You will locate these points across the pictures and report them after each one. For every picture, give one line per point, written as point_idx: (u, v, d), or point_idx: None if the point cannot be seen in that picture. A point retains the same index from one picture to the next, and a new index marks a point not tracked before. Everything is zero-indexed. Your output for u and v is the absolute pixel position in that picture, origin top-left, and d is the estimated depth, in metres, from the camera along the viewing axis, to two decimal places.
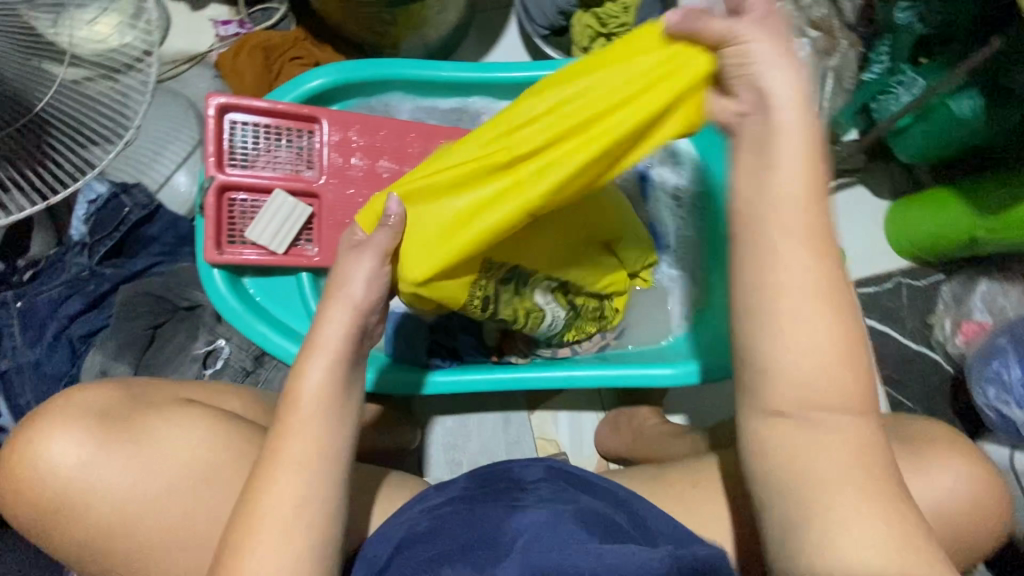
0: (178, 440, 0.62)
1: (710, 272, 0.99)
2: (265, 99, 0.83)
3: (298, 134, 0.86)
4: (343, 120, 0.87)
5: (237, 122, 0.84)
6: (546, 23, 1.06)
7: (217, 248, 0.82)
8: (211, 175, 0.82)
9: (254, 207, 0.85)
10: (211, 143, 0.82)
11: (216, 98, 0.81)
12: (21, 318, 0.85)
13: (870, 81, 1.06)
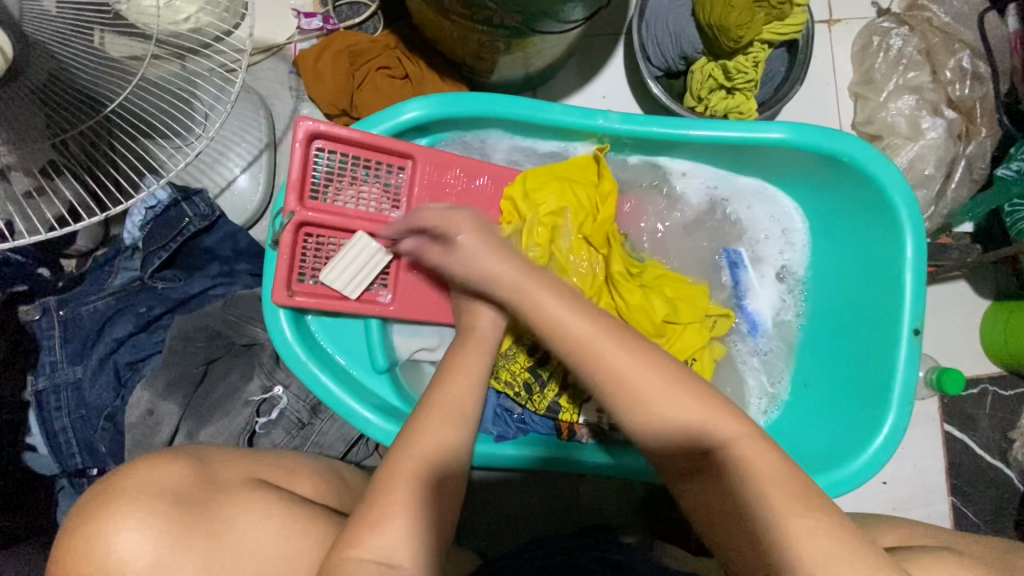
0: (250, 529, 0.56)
1: (806, 361, 0.90)
2: (356, 129, 0.76)
3: (386, 170, 0.80)
4: (437, 161, 0.81)
5: (325, 150, 0.77)
6: (662, 65, 0.96)
7: (288, 288, 0.76)
8: (291, 210, 0.75)
9: (331, 245, 0.79)
10: (296, 171, 0.75)
11: (307, 123, 0.74)
12: (63, 330, 0.78)
13: (1007, 180, 0.96)
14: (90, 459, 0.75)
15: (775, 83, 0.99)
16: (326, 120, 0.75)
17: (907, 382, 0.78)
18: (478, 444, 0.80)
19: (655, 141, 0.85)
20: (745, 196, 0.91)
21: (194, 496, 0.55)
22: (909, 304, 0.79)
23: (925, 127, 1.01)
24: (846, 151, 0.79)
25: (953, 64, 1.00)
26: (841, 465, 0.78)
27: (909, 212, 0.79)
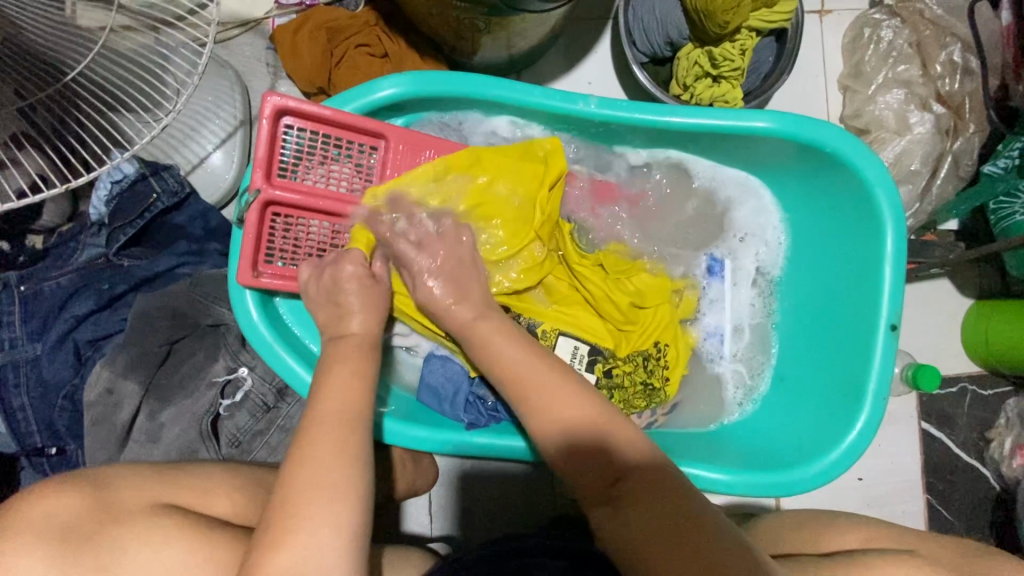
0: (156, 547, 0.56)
1: (785, 358, 0.90)
2: (325, 106, 0.74)
3: (357, 150, 0.79)
4: (411, 142, 0.80)
5: (294, 128, 0.75)
6: (648, 50, 0.94)
7: (254, 269, 0.74)
8: (257, 189, 0.74)
9: (299, 226, 0.78)
10: (262, 148, 0.74)
11: (274, 98, 0.72)
12: (23, 306, 0.76)
13: (993, 177, 0.95)
14: (50, 438, 0.74)
15: (762, 72, 0.97)
16: (296, 96, 0.73)
17: (883, 378, 0.77)
18: (447, 432, 0.79)
19: (636, 127, 0.83)
20: (728, 188, 0.89)
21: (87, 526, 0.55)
22: (884, 299, 0.78)
23: (913, 121, 1.00)
24: (830, 142, 0.77)
25: (944, 58, 0.99)
26: (813, 461, 0.77)
27: (890, 206, 0.77)
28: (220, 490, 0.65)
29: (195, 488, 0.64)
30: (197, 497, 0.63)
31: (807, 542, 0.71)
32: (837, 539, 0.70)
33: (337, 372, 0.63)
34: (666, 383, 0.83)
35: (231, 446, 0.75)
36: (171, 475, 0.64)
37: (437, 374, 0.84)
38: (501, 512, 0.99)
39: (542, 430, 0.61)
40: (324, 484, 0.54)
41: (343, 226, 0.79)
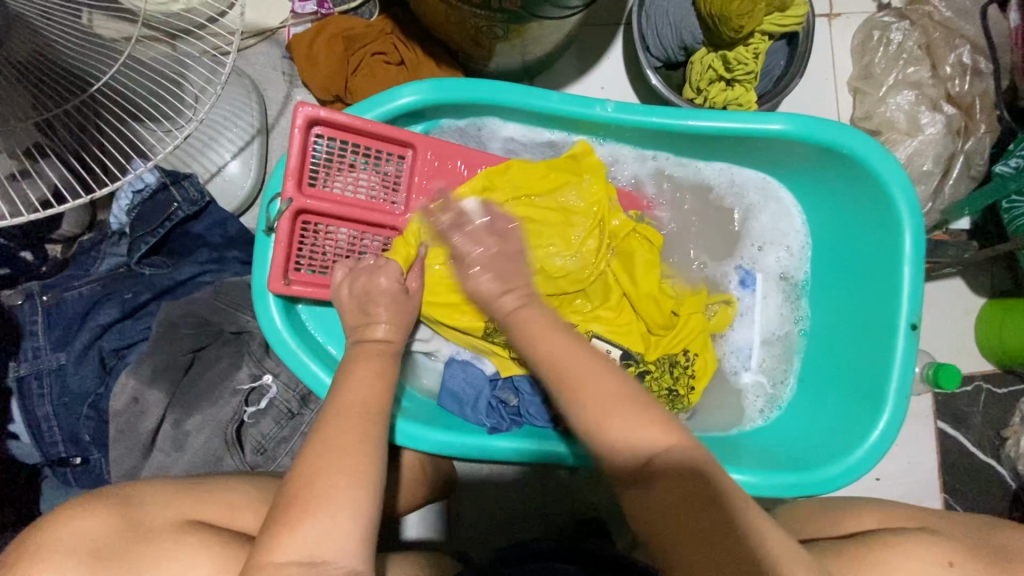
0: (187, 557, 0.56)
1: (804, 360, 0.90)
2: (357, 115, 0.75)
3: (384, 158, 0.80)
4: (438, 152, 0.81)
5: (323, 137, 0.76)
6: (661, 56, 0.95)
7: (284, 277, 0.75)
8: (289, 198, 0.75)
9: (328, 234, 0.79)
10: (295, 156, 0.75)
11: (306, 108, 0.73)
12: (46, 316, 0.76)
13: (1004, 176, 0.94)
14: (73, 448, 0.74)
15: (774, 75, 0.98)
16: (327, 106, 0.74)
17: (903, 377, 0.78)
18: (470, 436, 0.80)
19: (653, 131, 0.84)
20: (745, 190, 0.90)
21: (118, 537, 0.56)
22: (903, 298, 0.79)
23: (925, 122, 1.01)
24: (846, 143, 0.78)
25: (954, 59, 1.00)
26: (836, 460, 0.77)
27: (907, 206, 0.78)
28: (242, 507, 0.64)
29: (221, 495, 0.64)
30: (220, 514, 0.62)
31: (821, 527, 0.71)
32: (857, 521, 0.70)
33: (363, 375, 0.63)
34: (691, 390, 0.83)
35: (256, 453, 0.75)
36: (189, 490, 0.63)
37: (458, 378, 0.85)
38: (517, 520, 1.00)
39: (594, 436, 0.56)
40: (345, 470, 0.55)
41: (372, 232, 0.81)
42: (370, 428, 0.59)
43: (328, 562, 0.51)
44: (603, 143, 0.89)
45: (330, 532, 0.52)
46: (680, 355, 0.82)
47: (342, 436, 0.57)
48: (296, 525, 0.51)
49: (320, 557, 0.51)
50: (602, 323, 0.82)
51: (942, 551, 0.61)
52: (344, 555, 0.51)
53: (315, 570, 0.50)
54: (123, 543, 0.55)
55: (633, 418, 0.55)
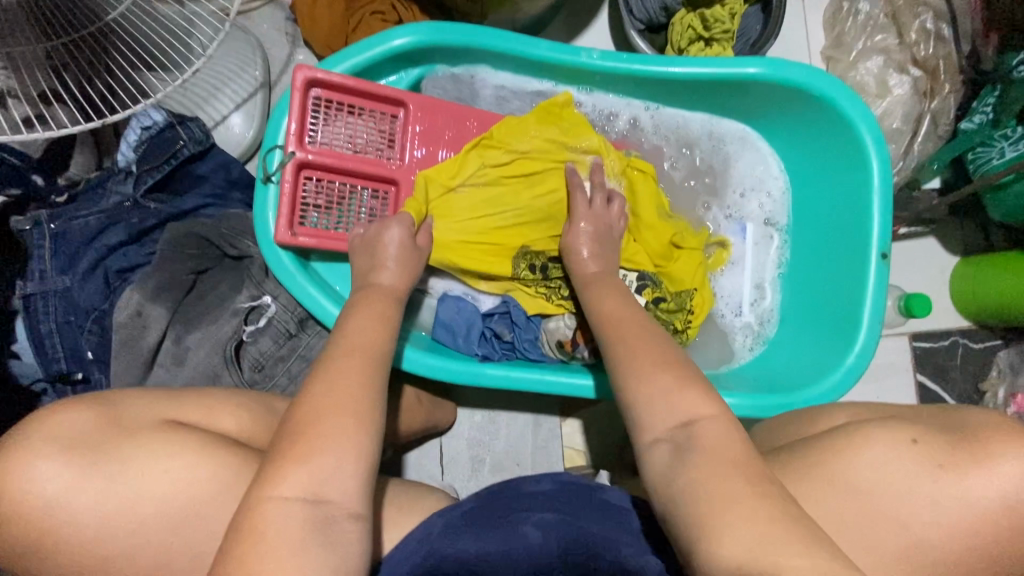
0: (182, 442, 0.58)
1: (787, 299, 0.94)
2: (352, 75, 0.78)
3: (380, 117, 0.83)
4: (430, 109, 0.84)
5: (322, 99, 0.79)
6: (644, 18, 1.01)
7: (290, 227, 0.77)
8: (291, 152, 0.77)
9: (333, 189, 0.81)
10: (294, 117, 0.77)
11: (304, 70, 0.75)
12: (52, 243, 0.77)
13: (969, 130, 1.02)
14: (75, 364, 0.77)
15: (750, 38, 1.04)
16: (323, 69, 0.77)
17: (876, 303, 0.82)
18: (463, 364, 0.83)
19: (636, 79, 0.89)
20: (725, 139, 0.95)
21: (107, 434, 0.57)
22: (874, 230, 0.83)
23: (893, 84, 1.07)
24: (815, 85, 0.83)
25: (918, 26, 1.06)
26: (815, 384, 0.81)
27: (874, 141, 0.83)
28: (227, 408, 0.67)
29: (204, 404, 0.66)
30: (205, 412, 0.64)
31: (796, 430, 0.70)
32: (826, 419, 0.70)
33: (366, 317, 0.66)
34: (688, 327, 0.88)
35: (254, 371, 0.77)
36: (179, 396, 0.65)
37: (451, 311, 0.87)
38: (510, 464, 1.04)
39: (618, 397, 0.59)
40: (349, 411, 0.57)
41: (373, 186, 0.83)
42: (373, 371, 0.61)
43: (329, 502, 0.53)
44: (590, 94, 0.94)
45: (333, 476, 0.54)
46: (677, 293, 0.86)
47: (340, 368, 0.59)
48: (303, 462, 0.53)
49: (325, 497, 0.53)
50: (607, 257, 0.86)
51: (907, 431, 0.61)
52: (348, 497, 0.54)
53: (318, 507, 0.52)
54: (118, 432, 0.57)
55: (661, 393, 0.58)
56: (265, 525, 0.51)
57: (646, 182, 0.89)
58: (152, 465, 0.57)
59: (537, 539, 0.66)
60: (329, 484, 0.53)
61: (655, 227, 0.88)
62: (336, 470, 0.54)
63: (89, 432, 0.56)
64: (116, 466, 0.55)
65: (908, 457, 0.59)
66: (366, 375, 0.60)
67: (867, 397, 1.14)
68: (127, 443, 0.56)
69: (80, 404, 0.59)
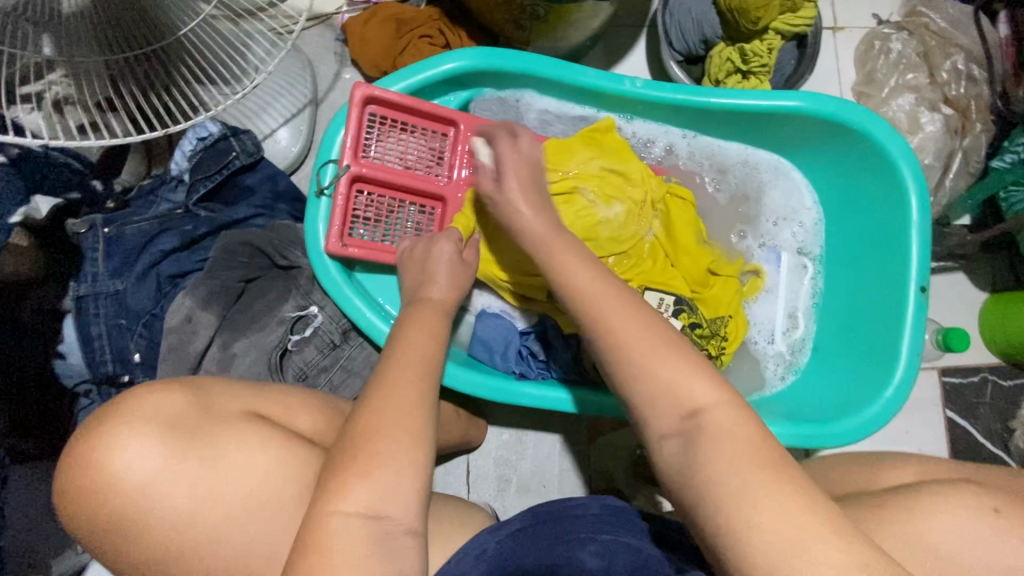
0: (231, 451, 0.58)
1: (822, 329, 0.94)
2: (409, 94, 0.81)
3: (430, 135, 0.85)
4: (479, 129, 0.86)
5: (377, 115, 0.81)
6: (683, 49, 1.04)
7: (340, 238, 0.79)
8: (345, 165, 0.79)
9: (382, 203, 0.83)
10: (350, 133, 0.79)
11: (364, 87, 0.78)
12: (106, 246, 0.79)
13: (1001, 170, 1.03)
14: (121, 367, 0.78)
15: (785, 72, 1.07)
16: (380, 87, 0.79)
17: (916, 336, 0.82)
18: (501, 380, 0.83)
19: (677, 108, 0.91)
20: (760, 169, 0.97)
21: (189, 422, 0.58)
22: (911, 263, 0.84)
23: (924, 121, 1.09)
24: (855, 119, 0.85)
25: (949, 66, 1.09)
26: (852, 415, 0.81)
27: (913, 176, 0.84)
28: (306, 406, 0.66)
29: (281, 400, 0.65)
30: (278, 409, 0.64)
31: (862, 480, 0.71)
32: (891, 476, 0.69)
33: (411, 325, 0.66)
34: (724, 352, 0.88)
35: (298, 380, 0.78)
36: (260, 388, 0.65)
37: (489, 328, 0.88)
38: (537, 485, 1.04)
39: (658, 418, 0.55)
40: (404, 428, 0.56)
41: (421, 202, 0.85)
42: (419, 377, 0.60)
43: (388, 518, 0.53)
44: (630, 121, 0.96)
45: (392, 491, 0.53)
46: (716, 317, 0.87)
47: (392, 377, 0.59)
48: (364, 476, 0.53)
49: (383, 512, 0.53)
50: (648, 279, 0.87)
51: (987, 498, 0.59)
52: (398, 502, 0.54)
53: (377, 522, 0.52)
54: (193, 427, 0.57)
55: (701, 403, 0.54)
56: (330, 541, 0.51)
57: (688, 207, 0.90)
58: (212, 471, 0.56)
59: (596, 566, 0.67)
60: (389, 498, 0.53)
61: (697, 252, 0.89)
62: (388, 480, 0.54)
63: (166, 429, 0.56)
64: (188, 465, 0.55)
65: (991, 524, 0.57)
66: (422, 389, 0.60)
67: (895, 431, 1.14)
68: (195, 444, 0.56)
69: (170, 387, 0.59)
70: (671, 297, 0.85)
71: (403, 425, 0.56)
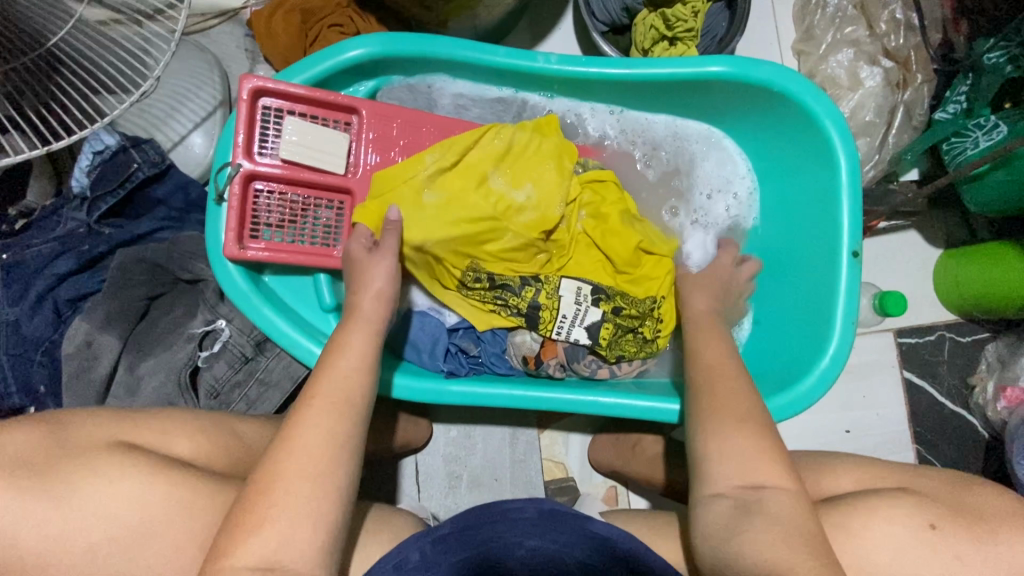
0: (101, 487, 0.55)
1: (760, 300, 0.91)
2: (303, 85, 0.79)
3: (333, 126, 0.83)
4: (384, 116, 0.83)
5: (272, 108, 0.79)
6: (606, 19, 0.99)
7: (239, 242, 0.77)
8: (238, 163, 0.77)
9: (285, 200, 0.80)
10: (242, 129, 0.77)
11: (252, 80, 0.76)
12: (5, 273, 0.77)
13: (944, 121, 0.99)
14: (27, 398, 0.76)
15: (716, 35, 1.02)
16: (272, 79, 0.77)
17: (848, 303, 0.79)
18: (429, 381, 0.82)
19: (593, 82, 0.87)
20: (691, 142, 0.93)
21: (46, 460, 0.56)
22: (841, 226, 0.81)
23: (864, 76, 1.05)
24: (776, 81, 0.81)
25: (887, 16, 1.03)
26: (788, 390, 0.78)
27: (840, 134, 0.81)
28: (187, 431, 0.65)
29: (160, 424, 0.63)
30: (158, 436, 0.62)
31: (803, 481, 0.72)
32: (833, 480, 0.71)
33: None
34: (659, 335, 0.87)
35: (210, 398, 0.76)
36: (135, 414, 0.63)
37: (414, 329, 0.87)
38: (488, 480, 1.02)
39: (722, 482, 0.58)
40: (296, 471, 0.54)
41: (328, 197, 0.83)
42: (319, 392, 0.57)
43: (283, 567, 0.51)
44: (550, 99, 0.92)
45: (283, 532, 0.52)
46: (647, 297, 0.85)
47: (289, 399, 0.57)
48: (248, 527, 0.52)
49: (271, 562, 0.51)
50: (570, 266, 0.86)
51: (925, 515, 0.62)
52: (290, 533, 0.52)
53: None
54: (57, 459, 0.56)
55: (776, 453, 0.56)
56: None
57: (610, 188, 0.88)
58: (102, 500, 0.55)
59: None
60: (280, 544, 0.52)
61: (629, 228, 0.86)
62: (279, 514, 0.52)
63: (27, 465, 0.55)
64: (46, 504, 0.54)
65: (931, 546, 0.60)
66: (322, 416, 0.57)
67: (853, 397, 1.12)
68: (63, 482, 0.55)
69: (29, 423, 0.58)
70: (587, 287, 0.84)
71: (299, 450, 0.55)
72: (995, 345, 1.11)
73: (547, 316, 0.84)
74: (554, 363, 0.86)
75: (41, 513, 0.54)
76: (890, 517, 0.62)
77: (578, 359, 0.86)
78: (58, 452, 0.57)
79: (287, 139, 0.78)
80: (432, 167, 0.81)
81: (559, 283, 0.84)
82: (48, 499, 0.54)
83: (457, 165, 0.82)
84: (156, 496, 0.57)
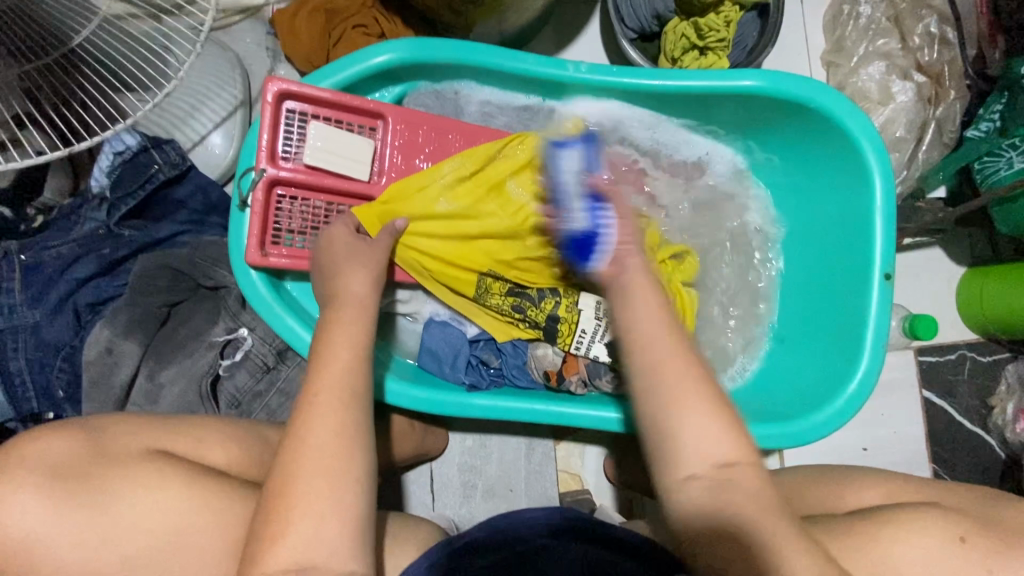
0: (127, 505, 0.55)
1: (784, 316, 0.91)
2: (328, 89, 0.77)
3: (359, 131, 0.81)
4: (411, 122, 0.82)
5: (296, 111, 0.77)
6: (636, 26, 0.97)
7: (260, 249, 0.75)
8: (262, 168, 0.75)
9: (307, 206, 0.79)
10: (266, 130, 0.75)
11: (277, 83, 0.74)
12: (23, 274, 0.75)
13: (974, 140, 0.97)
14: (46, 403, 0.75)
15: (747, 46, 0.99)
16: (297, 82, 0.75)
17: (880, 325, 0.78)
18: (451, 394, 0.80)
19: (622, 92, 0.85)
20: (719, 156, 0.92)
21: (83, 465, 0.56)
22: (875, 246, 0.80)
23: (896, 90, 1.03)
24: (814, 97, 0.79)
25: (921, 29, 1.02)
26: (817, 412, 0.77)
27: (876, 155, 0.79)
28: (211, 444, 0.64)
29: (192, 434, 0.63)
30: (193, 444, 0.62)
31: (830, 505, 0.71)
32: (863, 499, 0.70)
33: (338, 343, 0.61)
34: None
35: (231, 407, 0.75)
36: (167, 422, 0.63)
37: (435, 339, 0.86)
38: (502, 490, 1.01)
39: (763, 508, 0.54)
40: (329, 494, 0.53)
41: (351, 204, 0.81)
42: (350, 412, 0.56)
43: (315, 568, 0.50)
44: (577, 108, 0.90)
45: (314, 558, 0.50)
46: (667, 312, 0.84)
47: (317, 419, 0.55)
48: (278, 554, 0.50)
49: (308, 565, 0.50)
50: None
51: (954, 527, 0.60)
52: (319, 557, 0.51)
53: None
54: (98, 463, 0.56)
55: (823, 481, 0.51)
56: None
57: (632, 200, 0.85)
58: (131, 516, 0.54)
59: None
60: (314, 567, 0.50)
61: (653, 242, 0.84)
62: (309, 538, 0.51)
63: (64, 471, 0.55)
64: (85, 512, 0.54)
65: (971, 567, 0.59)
66: (353, 432, 0.56)
67: (871, 415, 1.11)
68: (97, 492, 0.54)
69: (66, 429, 0.58)
70: (609, 300, 0.82)
71: (329, 471, 0.53)
72: (1016, 366, 1.10)
73: (566, 328, 0.82)
74: (576, 379, 0.84)
75: (74, 526, 0.53)
76: (922, 531, 0.60)
77: (601, 376, 0.83)
78: (98, 457, 0.57)
79: (312, 144, 0.76)
80: (455, 175, 0.80)
81: (580, 296, 0.83)
82: (74, 514, 0.53)
83: (480, 174, 0.81)
84: (184, 513, 0.56)
